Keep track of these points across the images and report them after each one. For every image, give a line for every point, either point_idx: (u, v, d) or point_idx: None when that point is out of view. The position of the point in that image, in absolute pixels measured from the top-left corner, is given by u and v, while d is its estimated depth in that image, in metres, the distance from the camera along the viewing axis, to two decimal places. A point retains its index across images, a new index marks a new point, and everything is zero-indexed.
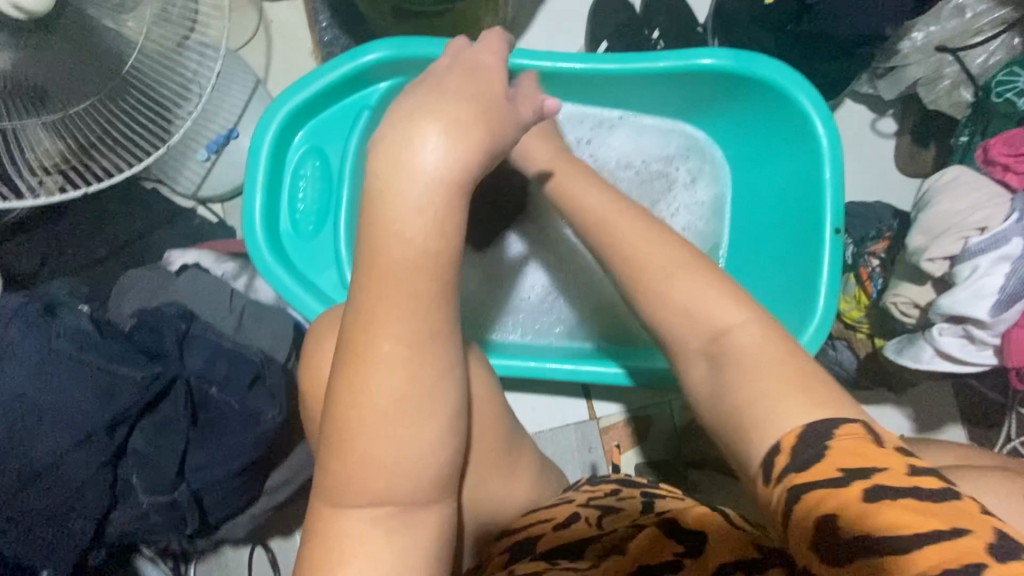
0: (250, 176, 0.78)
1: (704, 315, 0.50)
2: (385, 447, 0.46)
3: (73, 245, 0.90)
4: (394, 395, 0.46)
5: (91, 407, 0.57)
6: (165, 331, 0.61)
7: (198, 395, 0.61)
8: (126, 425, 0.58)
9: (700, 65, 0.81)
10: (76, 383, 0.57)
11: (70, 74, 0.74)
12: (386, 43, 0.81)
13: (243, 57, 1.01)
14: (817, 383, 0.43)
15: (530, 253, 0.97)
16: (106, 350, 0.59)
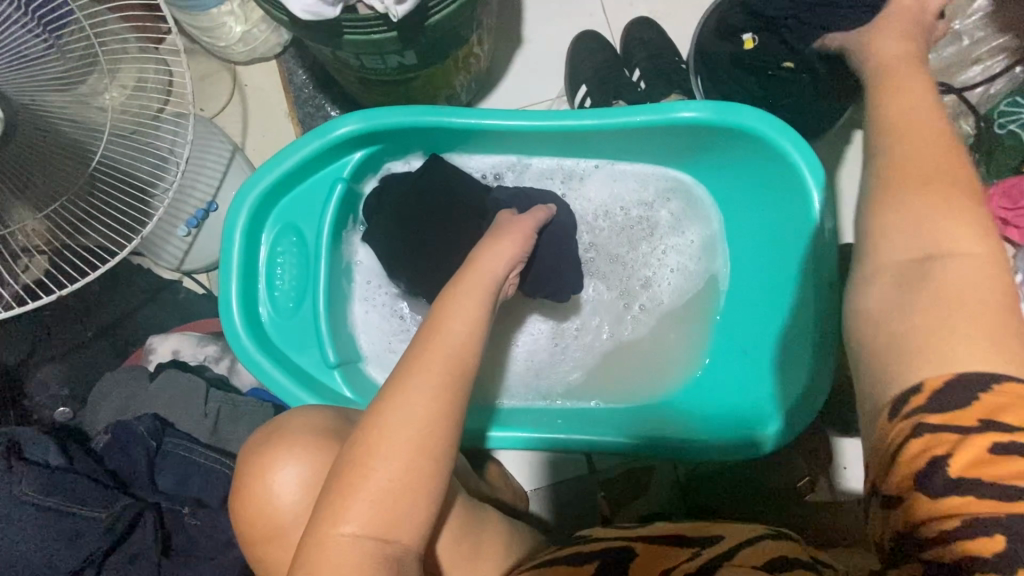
0: (227, 260, 0.78)
1: (929, 225, 0.43)
2: (378, 515, 0.49)
3: (64, 331, 0.91)
4: (392, 478, 0.50)
5: (58, 553, 0.56)
6: (135, 453, 0.63)
7: (170, 518, 0.61)
8: (91, 567, 0.57)
9: (678, 117, 0.78)
10: (39, 534, 0.57)
11: (53, 167, 0.73)
12: (359, 116, 0.80)
13: (218, 125, 1.01)
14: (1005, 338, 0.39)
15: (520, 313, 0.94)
16: (71, 487, 0.59)
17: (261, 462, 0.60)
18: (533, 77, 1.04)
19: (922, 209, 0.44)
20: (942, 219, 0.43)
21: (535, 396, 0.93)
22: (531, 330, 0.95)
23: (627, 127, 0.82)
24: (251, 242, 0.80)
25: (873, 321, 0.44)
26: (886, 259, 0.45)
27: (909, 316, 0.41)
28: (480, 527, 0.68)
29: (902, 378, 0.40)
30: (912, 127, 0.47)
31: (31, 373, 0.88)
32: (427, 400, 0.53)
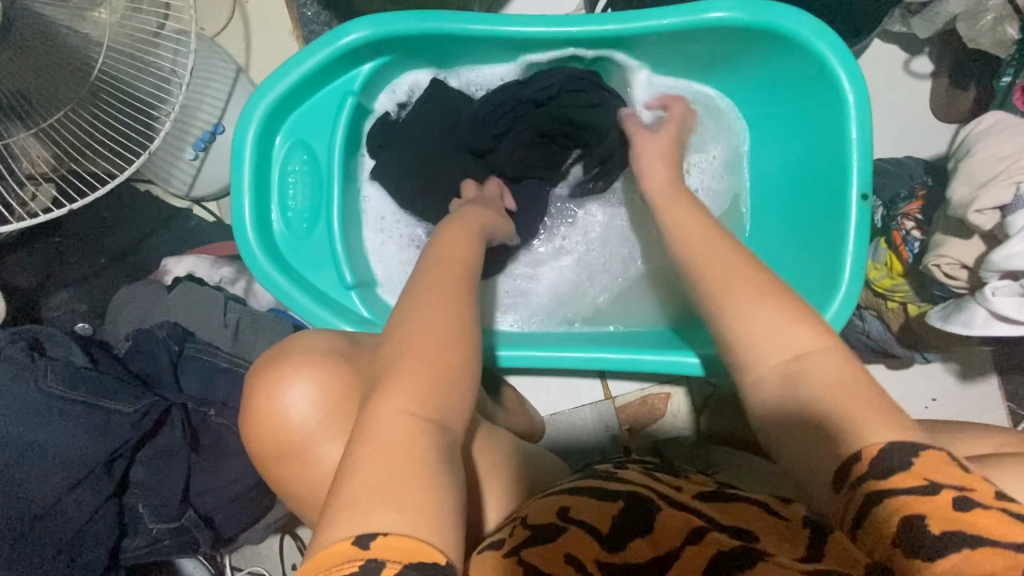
0: (236, 175, 0.75)
1: (782, 339, 0.48)
2: (415, 388, 0.46)
3: (75, 257, 0.90)
4: (423, 356, 0.48)
5: (89, 446, 0.58)
6: (158, 356, 0.64)
7: (197, 418, 0.64)
8: (123, 457, 0.61)
9: (708, 19, 0.74)
10: (68, 429, 0.58)
11: (49, 80, 0.69)
12: (369, 22, 0.76)
13: (220, 45, 0.97)
14: (870, 404, 0.44)
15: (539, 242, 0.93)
16: (98, 385, 0.60)
17: (284, 369, 0.60)
18: None
19: (773, 322, 0.48)
20: (739, 288, 0.51)
21: (549, 320, 0.91)
22: (535, 259, 0.94)
23: (652, 32, 0.77)
24: (261, 156, 0.77)
25: (774, 415, 0.47)
26: (761, 373, 0.48)
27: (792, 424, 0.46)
28: (496, 445, 0.68)
29: (837, 452, 0.43)
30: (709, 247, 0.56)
31: (46, 299, 0.88)
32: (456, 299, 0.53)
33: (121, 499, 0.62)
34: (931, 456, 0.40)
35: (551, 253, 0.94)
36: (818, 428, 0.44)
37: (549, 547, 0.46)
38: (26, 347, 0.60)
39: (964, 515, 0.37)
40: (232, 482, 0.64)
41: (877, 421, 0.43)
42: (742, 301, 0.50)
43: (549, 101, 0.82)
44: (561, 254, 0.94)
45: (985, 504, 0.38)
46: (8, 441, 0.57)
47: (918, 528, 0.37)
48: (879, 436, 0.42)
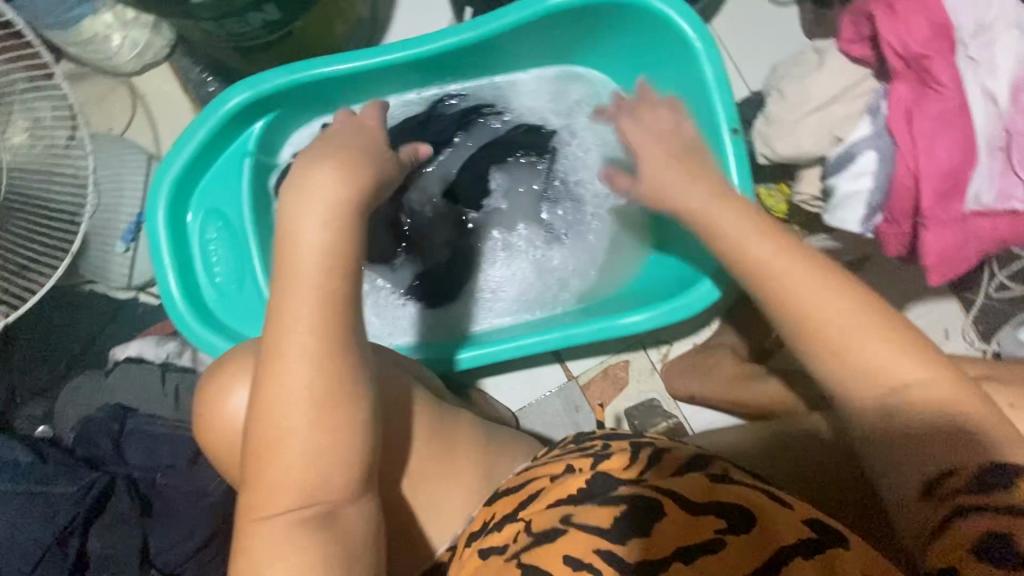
0: (156, 252, 0.79)
1: (897, 370, 0.52)
2: (297, 488, 0.51)
3: (35, 365, 0.95)
4: (313, 439, 0.51)
5: (38, 531, 0.62)
6: (101, 437, 0.70)
7: (144, 485, 0.68)
8: (76, 533, 0.63)
9: (551, 5, 0.79)
10: (24, 523, 0.63)
11: None
12: (247, 84, 0.81)
13: (128, 140, 1.02)
14: (953, 445, 0.50)
15: (484, 248, 0.93)
16: (47, 474, 0.66)
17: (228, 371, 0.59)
18: (418, 15, 1.03)
19: (882, 352, 0.52)
20: (854, 346, 0.52)
21: (492, 317, 0.92)
22: (484, 257, 0.93)
23: (506, 31, 0.82)
24: (177, 231, 0.82)
25: (890, 457, 0.52)
26: (899, 503, 0.52)
27: (914, 429, 0.51)
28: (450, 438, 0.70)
29: (927, 525, 0.49)
30: (847, 312, 0.53)
31: (15, 413, 0.92)
32: (267, 373, 0.52)
33: None
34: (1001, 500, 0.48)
35: (490, 255, 0.93)
36: (905, 513, 0.51)
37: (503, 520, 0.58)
38: None
39: None
40: (182, 540, 0.66)
41: (970, 459, 0.49)
42: (856, 344, 0.52)
43: (445, 133, 0.91)
44: (510, 253, 0.93)
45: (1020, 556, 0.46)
46: None
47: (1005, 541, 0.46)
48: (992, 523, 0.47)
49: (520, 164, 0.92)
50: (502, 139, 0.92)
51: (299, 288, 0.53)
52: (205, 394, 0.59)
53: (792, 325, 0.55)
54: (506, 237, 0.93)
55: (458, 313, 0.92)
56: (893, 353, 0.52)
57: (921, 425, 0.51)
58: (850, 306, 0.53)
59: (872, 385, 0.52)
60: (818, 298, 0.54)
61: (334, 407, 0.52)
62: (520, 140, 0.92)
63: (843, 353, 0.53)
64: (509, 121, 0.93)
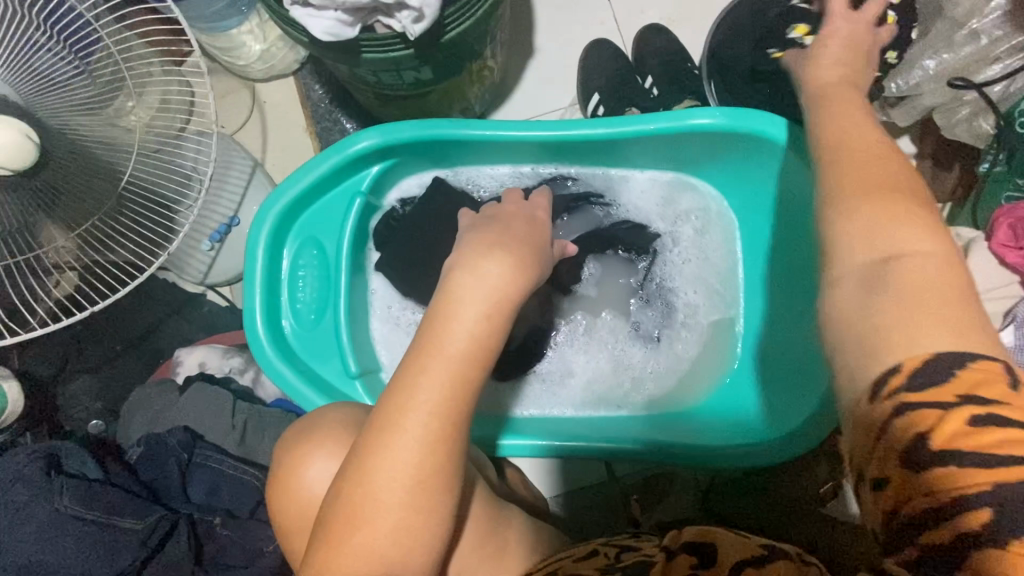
0: (250, 272, 0.80)
1: (889, 233, 0.44)
2: (377, 561, 0.51)
3: (93, 344, 0.94)
4: (393, 525, 0.51)
5: (97, 566, 0.61)
6: (167, 466, 0.68)
7: (202, 529, 0.66)
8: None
9: (692, 125, 0.79)
10: (82, 554, 0.61)
11: (75, 178, 0.72)
12: (377, 130, 0.81)
13: (238, 142, 1.04)
14: (960, 330, 0.39)
15: (564, 331, 0.92)
16: (111, 503, 0.64)
17: (313, 442, 0.60)
18: (544, 87, 1.04)
19: (884, 222, 0.44)
20: (889, 217, 0.44)
21: (554, 404, 0.90)
22: (559, 340, 0.92)
23: (640, 136, 0.83)
24: (274, 255, 0.81)
25: (864, 327, 0.42)
26: (847, 321, 0.43)
27: (884, 310, 0.41)
28: (500, 529, 0.67)
29: (878, 361, 0.41)
30: (881, 180, 0.46)
31: (62, 388, 0.92)
32: (376, 453, 0.51)
33: None
34: (984, 370, 0.38)
35: (568, 339, 0.92)
36: (874, 327, 0.42)
37: None
38: (43, 467, 0.64)
39: (983, 433, 0.37)
40: None
41: (965, 327, 0.40)
42: (888, 225, 0.44)
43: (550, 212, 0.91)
44: (589, 342, 0.92)
45: (1003, 419, 0.37)
46: (29, 563, 0.61)
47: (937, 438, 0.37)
48: (925, 347, 0.39)
49: (617, 259, 0.92)
50: (605, 231, 0.92)
51: (436, 371, 0.52)
52: (292, 444, 0.62)
53: (828, 173, 0.49)
54: (586, 325, 0.92)
55: (521, 390, 0.91)
56: (908, 238, 0.43)
57: (894, 296, 0.41)
58: (896, 222, 0.44)
59: (878, 238, 0.44)
60: (863, 218, 0.45)
61: (426, 497, 0.51)
62: (623, 236, 0.92)
63: (853, 207, 0.45)
64: (615, 215, 0.93)
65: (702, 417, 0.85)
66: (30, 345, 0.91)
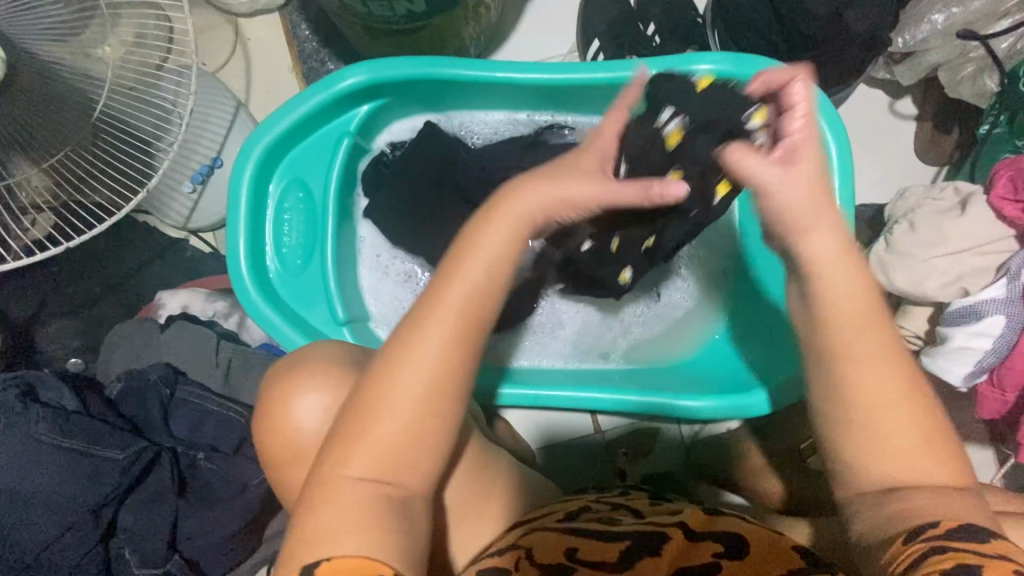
0: (234, 213, 0.77)
1: (896, 441, 0.47)
2: (384, 459, 0.50)
3: (71, 285, 0.91)
4: (400, 428, 0.50)
5: (76, 494, 0.61)
6: (150, 399, 0.67)
7: (185, 462, 0.65)
8: (111, 504, 0.62)
9: (695, 71, 0.76)
10: (61, 481, 0.60)
11: (45, 109, 0.68)
12: (366, 66, 0.77)
13: (221, 80, 0.99)
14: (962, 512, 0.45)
15: (557, 282, 0.91)
16: (91, 433, 0.63)
17: (301, 374, 0.59)
18: (542, 32, 1.00)
19: (875, 409, 0.47)
20: (888, 424, 0.47)
21: (544, 355, 0.90)
22: (551, 292, 0.91)
23: None
24: (259, 195, 0.79)
25: (880, 518, 0.47)
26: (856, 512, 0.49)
27: (899, 504, 0.46)
28: (488, 469, 0.67)
29: (884, 549, 0.46)
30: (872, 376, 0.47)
31: (40, 329, 0.89)
32: (385, 361, 0.51)
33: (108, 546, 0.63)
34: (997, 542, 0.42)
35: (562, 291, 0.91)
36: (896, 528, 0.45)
37: (524, 531, 0.59)
38: (19, 394, 0.63)
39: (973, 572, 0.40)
40: (214, 529, 0.64)
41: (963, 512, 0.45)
42: (886, 426, 0.47)
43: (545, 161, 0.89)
44: (582, 293, 0.92)
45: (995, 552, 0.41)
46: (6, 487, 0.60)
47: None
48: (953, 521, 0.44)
49: None
50: None
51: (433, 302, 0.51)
52: (285, 376, 0.60)
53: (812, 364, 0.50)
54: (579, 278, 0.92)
55: (511, 341, 0.90)
56: (919, 441, 0.47)
57: (911, 498, 0.46)
58: (906, 414, 0.47)
59: (890, 446, 0.47)
60: (881, 394, 0.47)
61: (437, 402, 0.50)
62: None
63: (853, 428, 0.48)
64: None
65: (693, 366, 0.86)
66: (5, 283, 0.89)
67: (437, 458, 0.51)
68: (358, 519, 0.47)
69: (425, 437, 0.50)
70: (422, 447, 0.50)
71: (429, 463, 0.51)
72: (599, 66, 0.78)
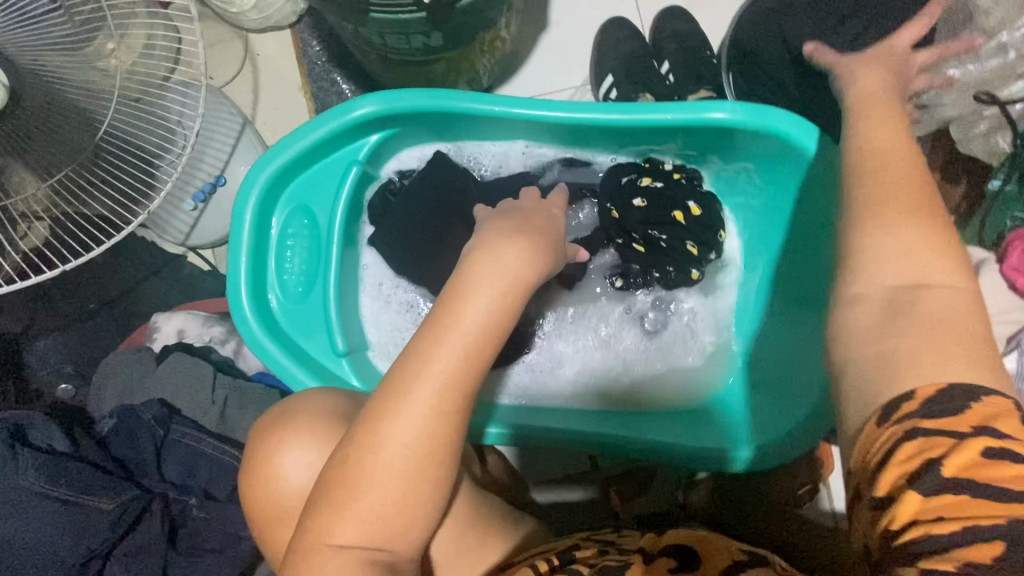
0: (236, 241, 0.75)
1: (921, 291, 0.43)
2: (374, 530, 0.49)
3: (63, 303, 0.89)
4: (394, 495, 0.49)
5: (65, 546, 0.59)
6: (142, 439, 0.66)
7: (177, 509, 0.64)
8: (99, 557, 0.60)
9: (710, 118, 0.76)
10: (49, 532, 0.59)
11: (50, 124, 0.66)
12: (375, 97, 0.76)
13: (228, 96, 0.97)
14: (963, 358, 0.39)
15: (556, 320, 0.91)
16: (80, 482, 0.61)
17: (293, 430, 0.58)
18: (556, 63, 0.99)
19: (904, 252, 0.44)
20: (899, 264, 0.44)
21: (543, 392, 0.89)
22: (550, 331, 0.91)
23: (656, 125, 0.79)
24: (263, 222, 0.77)
25: (871, 362, 0.42)
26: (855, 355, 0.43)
27: (896, 343, 0.41)
28: (484, 516, 0.66)
29: (891, 389, 0.40)
30: (909, 237, 0.44)
31: (29, 346, 0.87)
32: (376, 417, 0.50)
33: None
34: (996, 403, 0.37)
35: (561, 329, 0.91)
36: (882, 379, 0.41)
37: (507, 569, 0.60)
38: (7, 438, 0.61)
39: (990, 466, 0.36)
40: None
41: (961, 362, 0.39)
42: (896, 274, 0.44)
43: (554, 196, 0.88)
44: (575, 328, 0.91)
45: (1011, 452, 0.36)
46: None
47: (939, 467, 0.36)
48: (939, 377, 0.39)
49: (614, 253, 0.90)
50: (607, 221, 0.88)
51: (428, 358, 0.50)
52: (278, 425, 0.59)
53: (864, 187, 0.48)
54: (580, 316, 0.91)
55: (508, 377, 0.89)
56: (943, 334, 0.41)
57: (909, 329, 0.41)
58: (922, 243, 0.44)
59: (917, 293, 0.43)
60: (904, 241, 0.44)
61: (429, 469, 0.50)
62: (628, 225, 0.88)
63: (872, 222, 0.46)
64: None
65: (689, 412, 0.85)
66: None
67: (429, 515, 0.51)
68: None
69: (419, 499, 0.50)
70: (414, 507, 0.50)
71: (420, 522, 0.51)
72: (616, 107, 0.78)
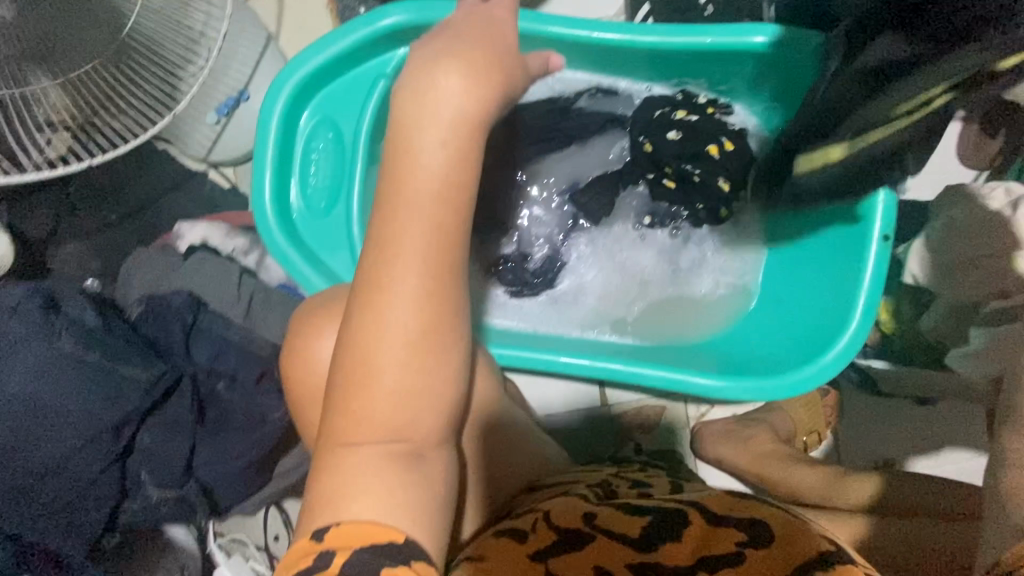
0: (262, 147, 0.75)
1: None
2: (389, 416, 0.48)
3: (86, 210, 0.89)
4: (406, 381, 0.48)
5: (99, 409, 0.62)
6: (172, 323, 0.68)
7: (204, 390, 0.68)
8: (131, 424, 0.64)
9: (751, 43, 0.73)
10: (84, 392, 0.62)
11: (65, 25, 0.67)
12: (405, 6, 0.74)
13: (253, 10, 0.95)
14: None
15: (575, 251, 0.90)
16: (116, 350, 0.65)
17: (314, 324, 0.58)
18: None
19: None
20: None
21: (559, 322, 0.88)
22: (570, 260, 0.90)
23: (694, 50, 0.77)
24: (288, 130, 0.76)
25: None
26: None
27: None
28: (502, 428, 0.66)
29: None
30: None
31: (53, 251, 0.87)
32: (380, 293, 0.47)
33: (123, 466, 0.65)
34: None
35: (580, 259, 0.90)
36: None
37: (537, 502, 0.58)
38: (42, 302, 0.64)
39: None
40: (230, 458, 0.67)
41: None
42: None
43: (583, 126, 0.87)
44: (593, 254, 0.90)
45: None
46: (22, 396, 0.61)
47: None
48: None
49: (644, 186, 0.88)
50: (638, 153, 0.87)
51: (424, 231, 0.47)
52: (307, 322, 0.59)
53: None
54: (601, 249, 0.90)
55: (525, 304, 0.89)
56: None
57: None
58: None
59: None
60: None
61: (429, 351, 0.48)
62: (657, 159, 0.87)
63: None
64: None
65: (705, 345, 0.85)
66: (18, 200, 0.86)
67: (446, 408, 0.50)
68: (380, 477, 0.46)
69: (431, 386, 0.49)
70: (430, 393, 0.48)
71: (433, 413, 0.49)
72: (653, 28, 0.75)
